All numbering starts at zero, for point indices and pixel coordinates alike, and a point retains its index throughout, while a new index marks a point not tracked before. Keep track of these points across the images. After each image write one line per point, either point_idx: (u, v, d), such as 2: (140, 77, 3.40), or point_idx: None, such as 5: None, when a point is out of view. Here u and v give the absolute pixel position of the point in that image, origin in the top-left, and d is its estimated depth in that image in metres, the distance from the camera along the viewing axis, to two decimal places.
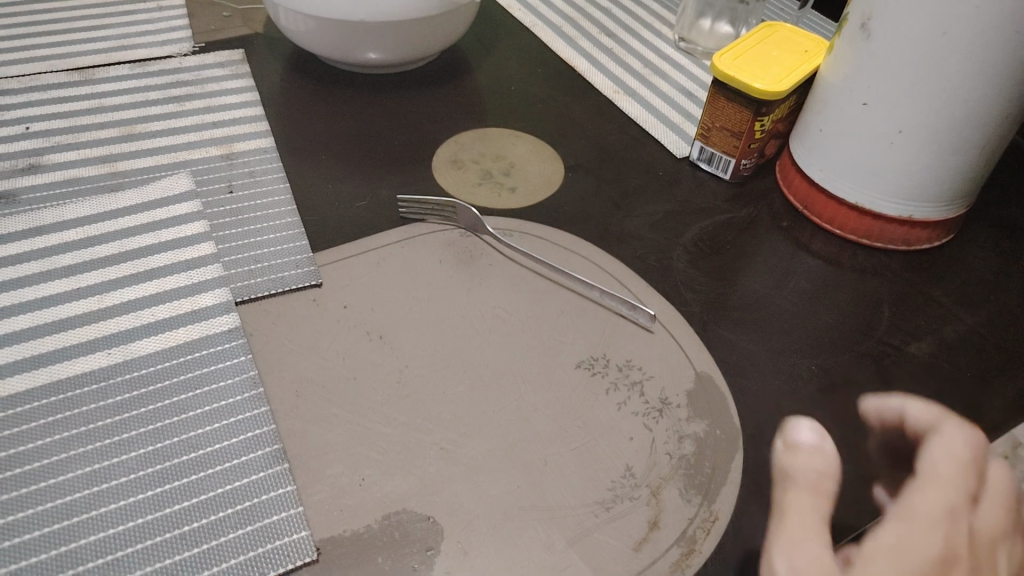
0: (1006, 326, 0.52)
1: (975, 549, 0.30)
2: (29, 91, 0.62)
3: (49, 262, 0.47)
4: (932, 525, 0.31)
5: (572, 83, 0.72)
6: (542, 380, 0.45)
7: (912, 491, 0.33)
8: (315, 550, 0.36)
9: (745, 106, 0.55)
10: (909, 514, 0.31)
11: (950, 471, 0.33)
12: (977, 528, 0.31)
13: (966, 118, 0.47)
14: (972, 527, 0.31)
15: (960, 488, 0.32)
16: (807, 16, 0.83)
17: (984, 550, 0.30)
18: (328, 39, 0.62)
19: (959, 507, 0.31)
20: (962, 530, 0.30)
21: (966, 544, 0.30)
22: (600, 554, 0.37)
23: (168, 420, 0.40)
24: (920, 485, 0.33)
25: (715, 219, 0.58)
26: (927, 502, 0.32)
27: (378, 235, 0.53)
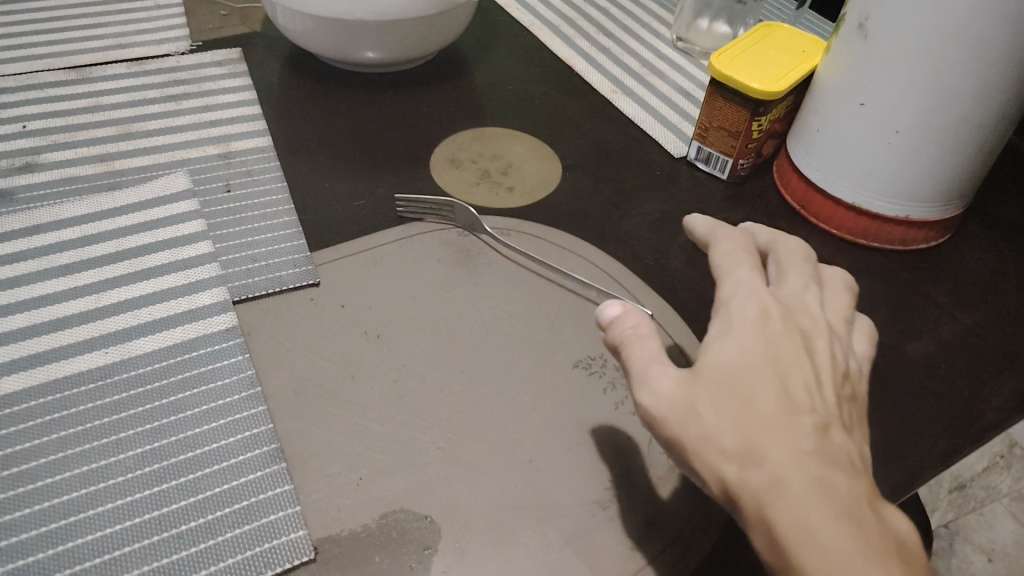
0: (1002, 326, 0.53)
1: (786, 337, 0.36)
2: (26, 89, 0.62)
3: (46, 261, 0.47)
4: (745, 329, 0.36)
5: (570, 83, 0.72)
6: (540, 380, 0.45)
7: (727, 308, 0.38)
8: (313, 549, 0.36)
9: (742, 106, 0.55)
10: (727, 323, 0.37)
11: (746, 276, 0.39)
12: (779, 319, 0.37)
13: (963, 118, 0.47)
14: (777, 321, 0.36)
15: (759, 293, 0.38)
16: (805, 16, 0.83)
17: (790, 334, 0.36)
18: (326, 38, 0.62)
19: (769, 306, 0.37)
20: (770, 328, 0.36)
21: (772, 332, 0.36)
22: (597, 553, 0.37)
23: (166, 420, 0.40)
24: (726, 306, 0.38)
25: (712, 219, 0.59)
26: (739, 308, 0.37)
27: (376, 235, 0.53)
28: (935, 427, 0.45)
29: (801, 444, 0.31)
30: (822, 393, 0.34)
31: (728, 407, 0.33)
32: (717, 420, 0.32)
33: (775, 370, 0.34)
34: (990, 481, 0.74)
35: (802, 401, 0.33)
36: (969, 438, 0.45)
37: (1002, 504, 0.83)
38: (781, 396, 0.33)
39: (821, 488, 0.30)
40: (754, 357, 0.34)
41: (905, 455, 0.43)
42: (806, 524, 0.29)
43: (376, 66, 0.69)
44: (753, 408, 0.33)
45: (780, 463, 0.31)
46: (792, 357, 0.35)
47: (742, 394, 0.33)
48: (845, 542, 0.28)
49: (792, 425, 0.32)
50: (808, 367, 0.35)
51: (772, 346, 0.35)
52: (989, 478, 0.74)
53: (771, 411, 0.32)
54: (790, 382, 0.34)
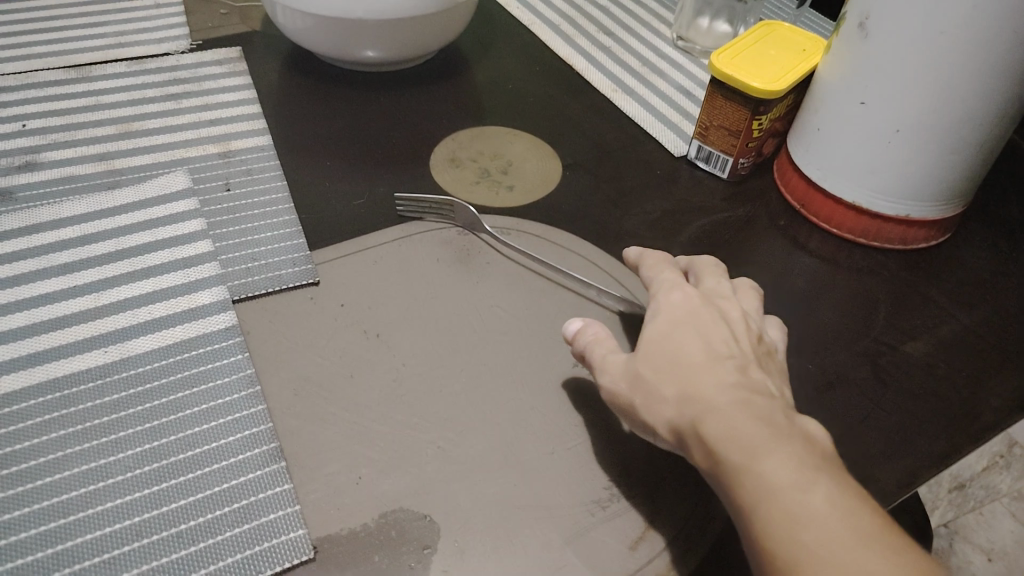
0: (1002, 326, 0.53)
1: (706, 307, 0.41)
2: (26, 88, 0.62)
3: (46, 260, 0.47)
4: (669, 306, 0.41)
5: (570, 82, 0.71)
6: (539, 379, 0.45)
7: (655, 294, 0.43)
8: (312, 548, 0.36)
9: (743, 105, 0.55)
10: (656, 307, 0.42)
11: (669, 272, 0.45)
12: (700, 295, 0.42)
13: (964, 117, 0.47)
14: (699, 297, 0.42)
15: (679, 282, 0.43)
16: (805, 15, 0.83)
17: (708, 305, 0.41)
18: (326, 37, 0.62)
19: (689, 290, 0.42)
20: (692, 302, 0.41)
21: (694, 304, 0.41)
22: (596, 552, 0.37)
23: (166, 419, 0.40)
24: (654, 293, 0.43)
25: (712, 218, 0.58)
26: (667, 293, 0.42)
27: (375, 234, 0.53)
28: (935, 427, 0.45)
29: (722, 375, 0.36)
30: (739, 343, 0.39)
31: (661, 363, 0.38)
32: (653, 374, 0.37)
33: (698, 329, 0.39)
34: (989, 480, 0.74)
35: (722, 348, 0.38)
36: (970, 437, 0.45)
37: (1002, 503, 0.82)
38: (704, 346, 0.38)
39: (741, 404, 0.34)
40: (678, 322, 0.40)
41: (905, 455, 0.43)
42: (729, 429, 0.33)
43: (376, 65, 0.69)
44: (680, 359, 0.37)
45: (705, 392, 0.35)
46: (712, 319, 0.40)
47: (670, 351, 0.38)
48: (763, 435, 0.32)
49: (713, 363, 0.37)
50: (725, 326, 0.40)
51: (694, 313, 0.40)
52: (989, 478, 0.74)
53: (696, 358, 0.37)
54: (711, 335, 0.39)
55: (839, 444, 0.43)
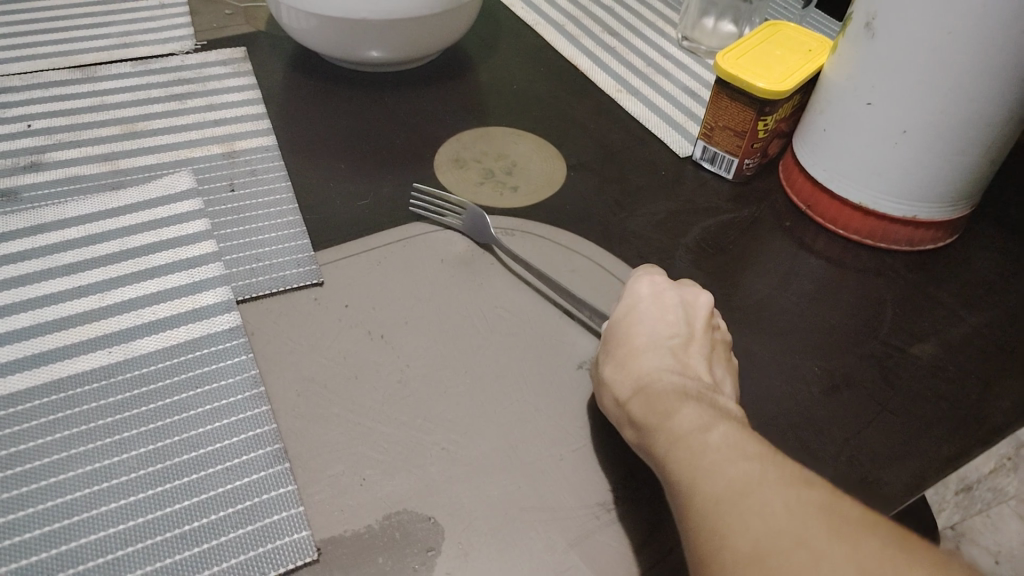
0: (1009, 327, 0.52)
1: (669, 292, 0.43)
2: (30, 89, 0.62)
3: (51, 260, 0.47)
4: (633, 289, 0.43)
5: (575, 82, 0.71)
6: (544, 380, 0.45)
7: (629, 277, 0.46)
8: (316, 550, 0.36)
9: (748, 106, 0.55)
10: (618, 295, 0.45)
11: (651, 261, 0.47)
12: (667, 280, 0.44)
13: (971, 118, 0.47)
14: (664, 282, 0.44)
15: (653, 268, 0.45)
16: (811, 15, 0.82)
17: (673, 289, 0.43)
18: (330, 37, 0.62)
19: (659, 275, 0.44)
20: (657, 286, 0.43)
21: (659, 289, 0.43)
22: (600, 554, 0.37)
23: (170, 420, 0.40)
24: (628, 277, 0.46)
25: (717, 220, 0.58)
26: (636, 278, 0.44)
27: (380, 234, 0.53)
28: (941, 429, 0.45)
29: (658, 354, 0.39)
30: (688, 324, 0.41)
31: (609, 347, 0.41)
32: (602, 357, 0.41)
33: (652, 313, 0.42)
34: (996, 482, 0.74)
35: (668, 330, 0.41)
36: (976, 440, 0.44)
37: None
38: (652, 328, 0.41)
39: (667, 381, 0.37)
40: (637, 304, 0.42)
41: (911, 458, 0.43)
42: (647, 401, 0.37)
43: (381, 66, 0.69)
44: (626, 340, 0.41)
45: (639, 369, 0.39)
46: (667, 303, 0.42)
47: (620, 334, 0.41)
48: (677, 403, 0.36)
49: (654, 344, 0.40)
50: (680, 311, 0.42)
51: (656, 297, 0.43)
52: (995, 480, 0.73)
53: (639, 340, 0.40)
54: (664, 318, 0.41)
55: (845, 446, 0.43)
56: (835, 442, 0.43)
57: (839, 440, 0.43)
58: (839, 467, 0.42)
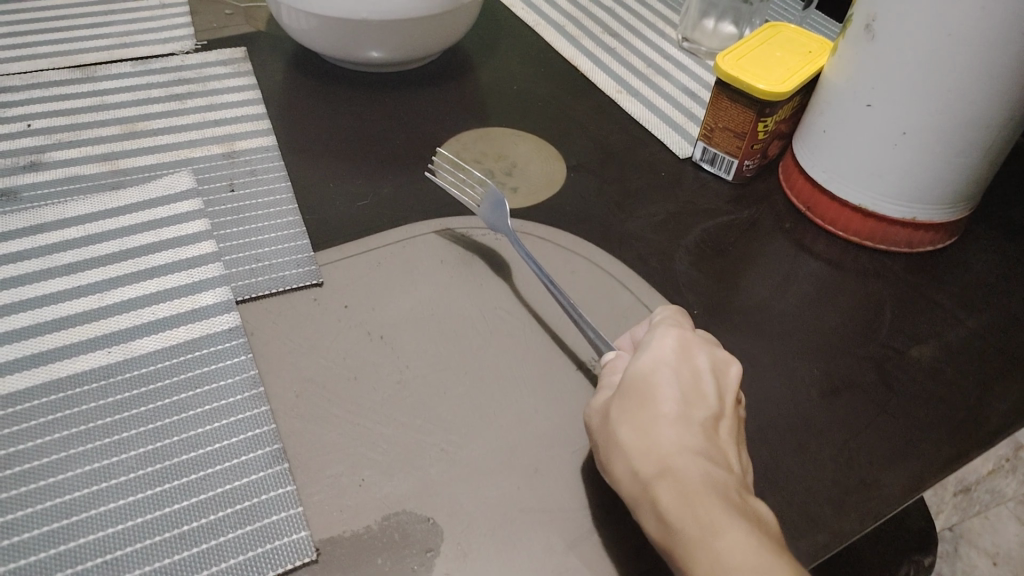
0: (1008, 330, 0.52)
1: (699, 357, 0.39)
2: (30, 88, 0.62)
3: (50, 260, 0.47)
4: (662, 348, 0.39)
5: (575, 83, 0.71)
6: (543, 382, 0.45)
7: (652, 329, 0.42)
8: (315, 550, 0.36)
9: (748, 107, 0.55)
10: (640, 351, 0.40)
11: (673, 314, 0.43)
12: (697, 342, 0.40)
13: (970, 120, 0.47)
14: (695, 344, 0.40)
15: (681, 327, 0.41)
16: (811, 16, 0.83)
17: (703, 353, 0.40)
18: (329, 37, 0.62)
19: (688, 335, 0.41)
20: (686, 349, 0.40)
21: (688, 351, 0.40)
22: (598, 556, 0.37)
23: (168, 420, 0.40)
24: (650, 330, 0.42)
25: (717, 221, 0.58)
26: (662, 335, 0.40)
27: (380, 235, 0.53)
28: (941, 431, 0.45)
29: (690, 431, 0.35)
30: (718, 397, 0.38)
31: (632, 409, 0.37)
32: (620, 418, 0.37)
33: (681, 379, 0.38)
34: (994, 484, 0.74)
35: (698, 402, 0.37)
36: (975, 442, 0.44)
37: (1007, 507, 0.83)
38: (682, 396, 0.37)
39: (705, 476, 0.33)
40: (667, 366, 0.38)
41: (910, 460, 0.43)
42: (684, 499, 0.32)
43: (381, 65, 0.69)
44: (652, 406, 0.36)
45: (673, 454, 0.34)
46: (698, 370, 0.39)
47: (646, 397, 0.37)
48: (721, 510, 0.31)
49: (685, 418, 0.36)
50: (712, 386, 0.38)
51: (686, 360, 0.39)
52: (994, 482, 0.74)
53: (669, 409, 0.36)
54: (695, 387, 0.38)
55: (844, 448, 0.43)
56: (834, 444, 0.43)
57: (838, 442, 0.43)
58: (838, 469, 0.42)
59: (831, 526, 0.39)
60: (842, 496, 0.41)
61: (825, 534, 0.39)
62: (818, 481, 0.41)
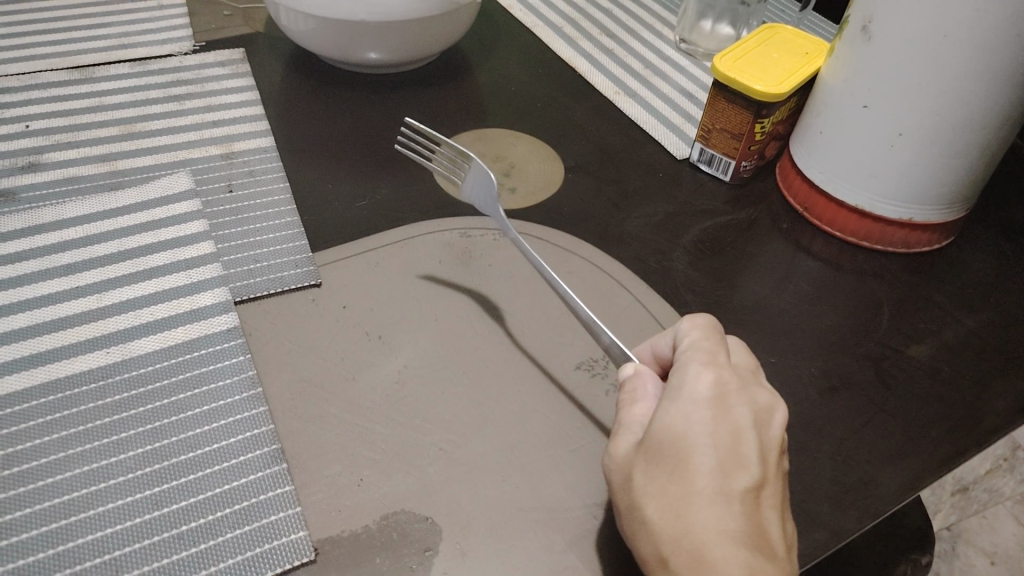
0: (1005, 329, 0.52)
1: (738, 405, 0.34)
2: (29, 89, 0.62)
3: (49, 260, 0.47)
4: (694, 397, 0.34)
5: (573, 84, 0.72)
6: (541, 382, 0.45)
7: (682, 366, 0.36)
8: (314, 550, 0.36)
9: (745, 108, 0.55)
10: (668, 395, 0.34)
11: (707, 341, 0.37)
12: (735, 384, 0.34)
13: (966, 121, 0.47)
14: (734, 390, 0.34)
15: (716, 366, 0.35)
16: (808, 17, 0.83)
17: (742, 400, 0.34)
18: (328, 38, 0.62)
19: (725, 377, 0.34)
20: (723, 396, 0.34)
21: (726, 401, 0.34)
22: (597, 555, 0.37)
23: (167, 420, 0.40)
24: (680, 366, 0.36)
25: (714, 221, 0.58)
26: (694, 378, 0.34)
27: (377, 236, 0.53)
28: (938, 430, 0.45)
29: (727, 509, 0.30)
30: (762, 458, 0.32)
31: (661, 478, 0.32)
32: (647, 486, 0.32)
33: (718, 437, 0.32)
34: (992, 483, 0.75)
35: (738, 467, 0.32)
36: (973, 441, 0.45)
37: (1005, 507, 0.84)
38: (720, 462, 0.32)
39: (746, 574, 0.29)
40: (701, 422, 0.33)
41: (908, 459, 0.43)
42: None
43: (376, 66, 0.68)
44: (684, 476, 0.31)
45: (708, 543, 0.30)
46: (737, 425, 0.33)
47: (677, 462, 0.32)
48: None
49: (724, 491, 0.31)
50: (754, 445, 0.32)
51: (723, 412, 0.33)
52: (992, 481, 0.74)
53: (704, 480, 0.31)
54: (735, 448, 0.32)
55: (842, 447, 0.43)
56: (832, 443, 0.43)
57: (836, 440, 0.43)
58: (836, 468, 0.42)
59: (829, 524, 0.39)
60: (839, 494, 0.41)
61: (823, 533, 0.39)
62: (816, 480, 0.41)
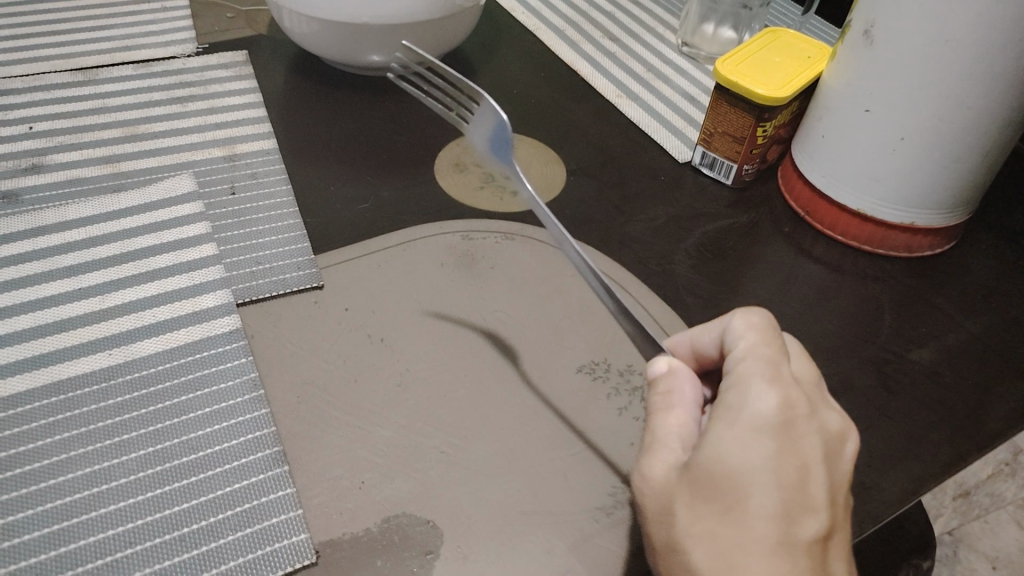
0: (1007, 333, 0.53)
1: (807, 435, 0.31)
2: (32, 91, 0.62)
3: (53, 261, 0.47)
4: (757, 423, 0.30)
5: (574, 88, 0.72)
6: (543, 386, 0.45)
7: (741, 380, 0.32)
8: (314, 552, 0.36)
9: (747, 112, 0.55)
10: (725, 416, 0.31)
11: (769, 350, 0.34)
12: (804, 408, 0.31)
13: (967, 125, 0.47)
14: (803, 415, 0.31)
15: (784, 388, 0.32)
16: (810, 21, 0.83)
17: (811, 427, 0.31)
18: (331, 41, 0.63)
19: (793, 399, 0.31)
20: (790, 423, 0.31)
21: (793, 431, 0.31)
22: (599, 560, 0.37)
23: (169, 422, 0.40)
24: (739, 379, 0.32)
25: (716, 225, 0.59)
26: (758, 399, 0.31)
27: (379, 238, 0.53)
28: (940, 434, 0.45)
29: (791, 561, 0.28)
30: (827, 497, 0.30)
31: (712, 517, 0.30)
32: (694, 523, 0.30)
33: (784, 474, 0.30)
34: (994, 488, 0.74)
35: (805, 512, 0.29)
36: (975, 445, 0.45)
37: (1006, 511, 0.84)
38: (783, 505, 0.29)
39: None
40: (766, 456, 0.30)
41: (910, 463, 0.43)
42: None
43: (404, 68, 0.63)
44: (741, 520, 0.29)
45: None
46: (806, 459, 0.30)
47: (732, 502, 0.30)
48: None
49: (787, 540, 0.29)
50: (821, 487, 0.30)
51: (790, 443, 0.30)
52: (994, 485, 0.74)
53: (766, 527, 0.29)
54: (801, 487, 0.30)
55: None
56: None
57: None
58: None
59: None
60: None
61: None
62: None
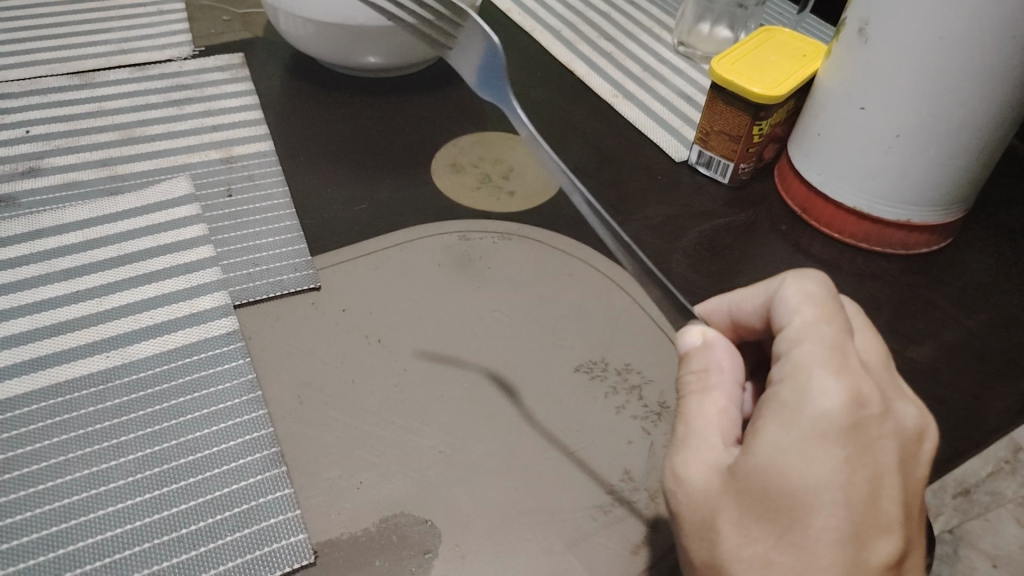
0: (1004, 329, 0.53)
1: (879, 441, 0.30)
2: (30, 95, 0.62)
3: (49, 265, 0.47)
4: (821, 428, 0.30)
5: (571, 89, 0.72)
6: (541, 384, 0.45)
7: (800, 371, 0.31)
8: (313, 553, 0.36)
9: (743, 110, 0.55)
10: (786, 420, 0.30)
11: (828, 331, 0.33)
12: (875, 407, 0.30)
13: (961, 123, 0.47)
14: (873, 415, 0.30)
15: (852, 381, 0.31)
16: (806, 20, 0.83)
17: (882, 429, 0.30)
18: (327, 43, 0.63)
19: (862, 396, 0.30)
20: (859, 428, 0.30)
21: (864, 435, 0.30)
22: (598, 558, 0.37)
23: (166, 424, 0.40)
24: (797, 368, 0.31)
25: (713, 224, 0.59)
26: (821, 396, 0.30)
27: (376, 240, 0.53)
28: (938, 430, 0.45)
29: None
30: (899, 510, 0.30)
31: (766, 538, 0.30)
32: (744, 545, 0.30)
33: (853, 487, 0.29)
34: (996, 486, 0.74)
35: (876, 529, 0.29)
36: (971, 441, 0.45)
37: None
38: (853, 524, 0.28)
39: None
40: (834, 467, 0.29)
41: None
42: None
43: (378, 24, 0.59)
44: (802, 542, 0.29)
45: None
46: (876, 468, 0.29)
47: (793, 519, 0.29)
48: None
49: (856, 566, 0.28)
50: (896, 496, 0.30)
51: (859, 450, 0.29)
52: (994, 483, 0.74)
53: (833, 553, 0.28)
54: (872, 502, 0.29)
55: None
56: None
57: None
58: None
59: None
60: None
61: None
62: None
